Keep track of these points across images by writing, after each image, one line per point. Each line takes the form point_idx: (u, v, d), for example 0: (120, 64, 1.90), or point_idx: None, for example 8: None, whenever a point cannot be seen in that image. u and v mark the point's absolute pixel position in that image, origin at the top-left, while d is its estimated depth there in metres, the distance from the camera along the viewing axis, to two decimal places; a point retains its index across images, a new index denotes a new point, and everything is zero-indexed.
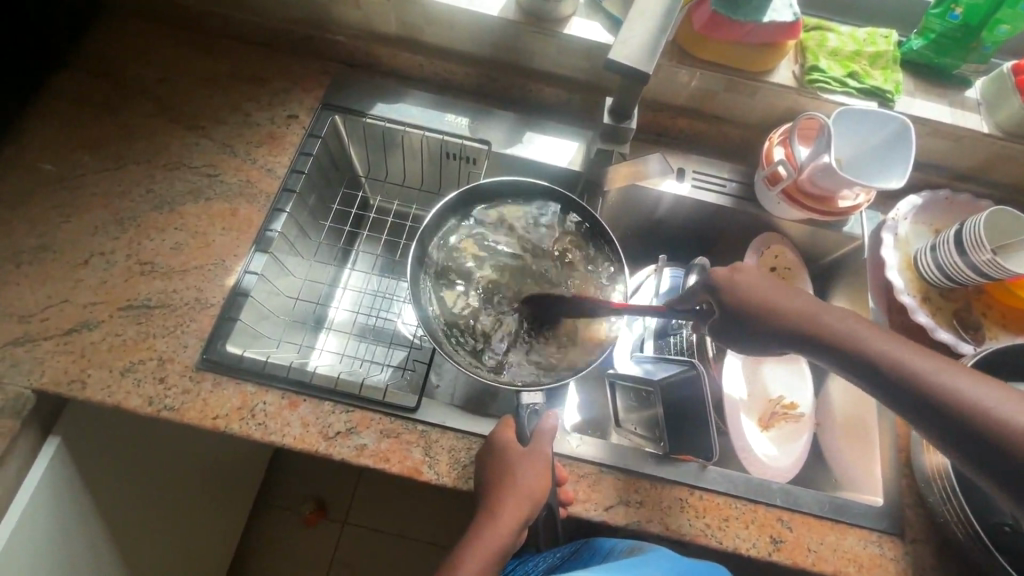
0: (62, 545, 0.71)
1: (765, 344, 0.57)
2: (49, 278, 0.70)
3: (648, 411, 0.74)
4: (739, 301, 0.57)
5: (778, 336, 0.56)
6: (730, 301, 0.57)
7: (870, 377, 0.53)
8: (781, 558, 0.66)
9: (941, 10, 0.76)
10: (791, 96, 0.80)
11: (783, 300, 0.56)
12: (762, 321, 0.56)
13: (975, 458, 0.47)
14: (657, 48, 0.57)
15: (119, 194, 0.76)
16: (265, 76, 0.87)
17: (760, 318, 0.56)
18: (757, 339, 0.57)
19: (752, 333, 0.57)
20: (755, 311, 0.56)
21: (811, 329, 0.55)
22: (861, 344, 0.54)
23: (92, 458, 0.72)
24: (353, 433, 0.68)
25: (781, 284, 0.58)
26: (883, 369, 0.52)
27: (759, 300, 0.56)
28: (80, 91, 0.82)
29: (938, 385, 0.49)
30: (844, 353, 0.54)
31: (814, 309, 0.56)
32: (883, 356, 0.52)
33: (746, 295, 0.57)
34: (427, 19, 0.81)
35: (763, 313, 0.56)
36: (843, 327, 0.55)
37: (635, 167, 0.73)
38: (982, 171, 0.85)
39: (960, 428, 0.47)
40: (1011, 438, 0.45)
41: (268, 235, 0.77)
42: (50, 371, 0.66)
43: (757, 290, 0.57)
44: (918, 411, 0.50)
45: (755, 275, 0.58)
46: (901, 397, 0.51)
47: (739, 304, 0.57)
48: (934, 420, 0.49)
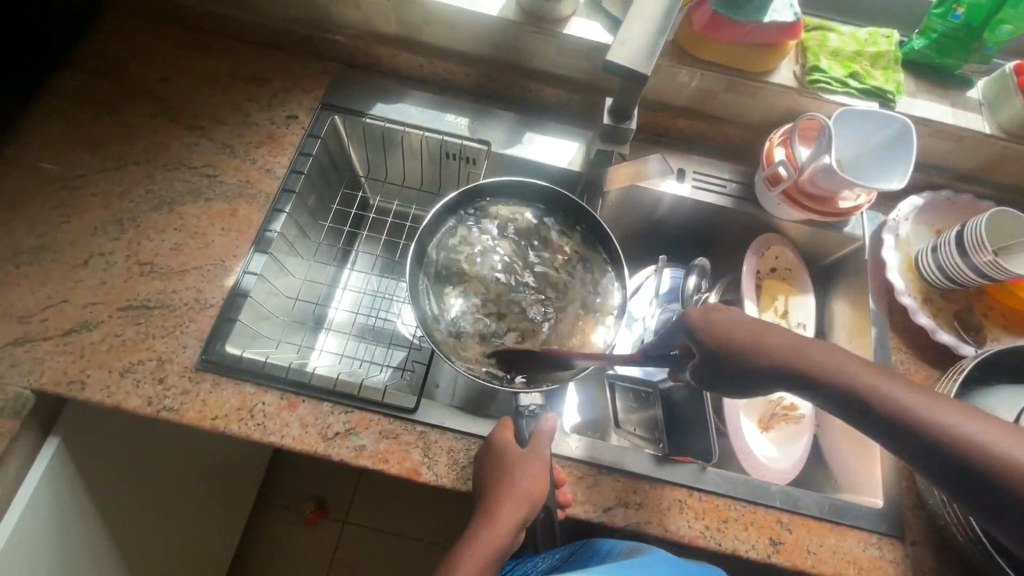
0: (61, 545, 0.71)
1: (751, 388, 0.55)
2: (49, 279, 0.70)
3: (649, 412, 0.78)
4: (721, 343, 0.54)
5: (762, 377, 0.54)
6: (712, 344, 0.54)
7: (861, 417, 0.51)
8: (780, 559, 0.66)
9: (942, 10, 0.75)
10: (792, 96, 0.79)
11: (765, 338, 0.54)
12: (745, 363, 0.54)
13: (976, 495, 0.45)
14: (656, 50, 0.57)
15: (119, 195, 0.76)
16: (264, 76, 0.87)
17: (743, 360, 0.54)
18: (740, 384, 0.55)
19: (738, 373, 0.54)
20: (739, 353, 0.54)
21: (797, 367, 0.53)
22: (851, 383, 0.51)
23: (93, 457, 0.73)
24: (353, 434, 0.68)
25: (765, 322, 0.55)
26: (875, 408, 0.50)
27: (744, 337, 0.54)
28: (80, 91, 0.82)
29: (934, 424, 0.47)
30: (833, 392, 0.52)
31: (800, 345, 0.53)
32: (875, 395, 0.50)
33: (726, 336, 0.54)
34: (426, 19, 0.81)
35: (748, 352, 0.54)
36: (832, 365, 0.52)
37: (635, 166, 0.75)
38: (985, 172, 0.85)
39: (959, 467, 0.46)
40: (1012, 477, 0.43)
41: (267, 236, 0.77)
42: (50, 372, 0.66)
43: (740, 328, 0.54)
44: (915, 450, 0.48)
45: (737, 313, 0.56)
46: (894, 436, 0.49)
47: (720, 346, 0.54)
48: (932, 460, 0.47)
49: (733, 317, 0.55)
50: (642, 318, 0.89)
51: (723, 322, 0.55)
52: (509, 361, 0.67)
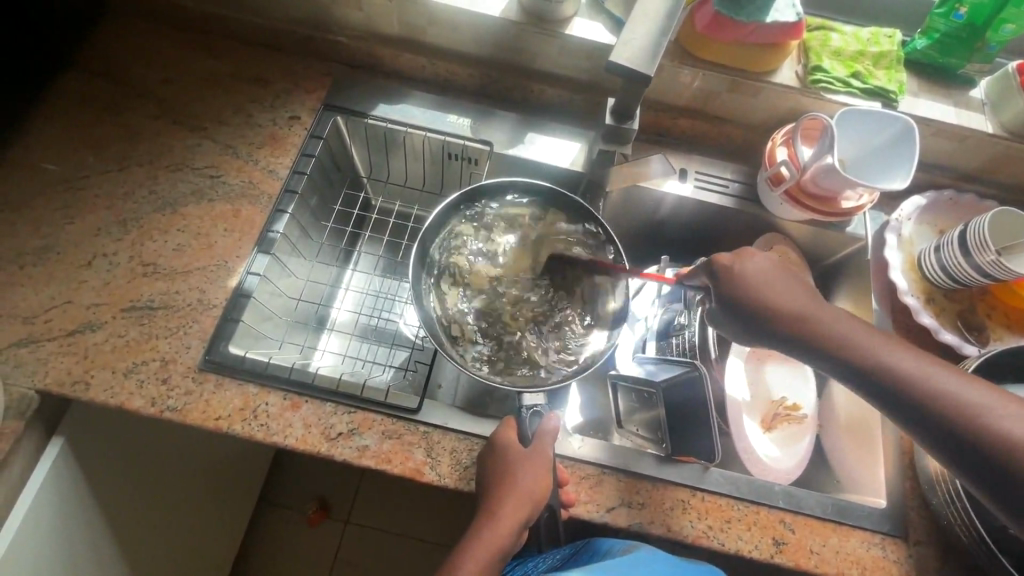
0: (65, 545, 0.72)
1: (764, 344, 0.59)
2: (53, 279, 0.71)
3: (652, 412, 0.75)
4: (741, 294, 0.59)
5: (773, 335, 0.57)
6: (733, 296, 0.59)
7: (863, 383, 0.53)
8: (783, 560, 0.66)
9: (945, 10, 0.75)
10: (794, 96, 0.79)
11: (783, 296, 0.58)
12: (761, 318, 0.58)
13: (968, 462, 0.47)
14: (659, 50, 0.57)
15: (123, 196, 0.77)
16: (267, 77, 0.87)
17: (758, 316, 0.58)
18: (755, 337, 0.59)
19: (752, 327, 0.59)
20: (755, 308, 0.58)
21: (806, 328, 0.56)
22: (859, 347, 0.54)
23: (97, 457, 0.73)
24: (355, 434, 0.68)
25: (783, 283, 0.58)
26: (880, 372, 0.52)
27: (759, 295, 0.58)
28: (83, 91, 0.82)
29: (936, 390, 0.49)
30: (838, 356, 0.54)
31: (814, 308, 0.57)
32: (882, 359, 0.52)
33: (747, 291, 0.59)
34: (428, 19, 0.81)
35: (763, 310, 0.58)
36: (842, 329, 0.55)
37: (638, 168, 0.73)
38: (988, 171, 0.84)
39: (954, 432, 0.48)
40: (1003, 444, 0.45)
41: (270, 236, 0.77)
42: (54, 372, 0.66)
43: (760, 289, 0.58)
44: (913, 417, 0.50)
45: (760, 274, 0.59)
46: (893, 403, 0.51)
47: (739, 299, 0.59)
48: (929, 426, 0.49)
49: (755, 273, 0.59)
50: (644, 319, 0.92)
51: (746, 277, 0.59)
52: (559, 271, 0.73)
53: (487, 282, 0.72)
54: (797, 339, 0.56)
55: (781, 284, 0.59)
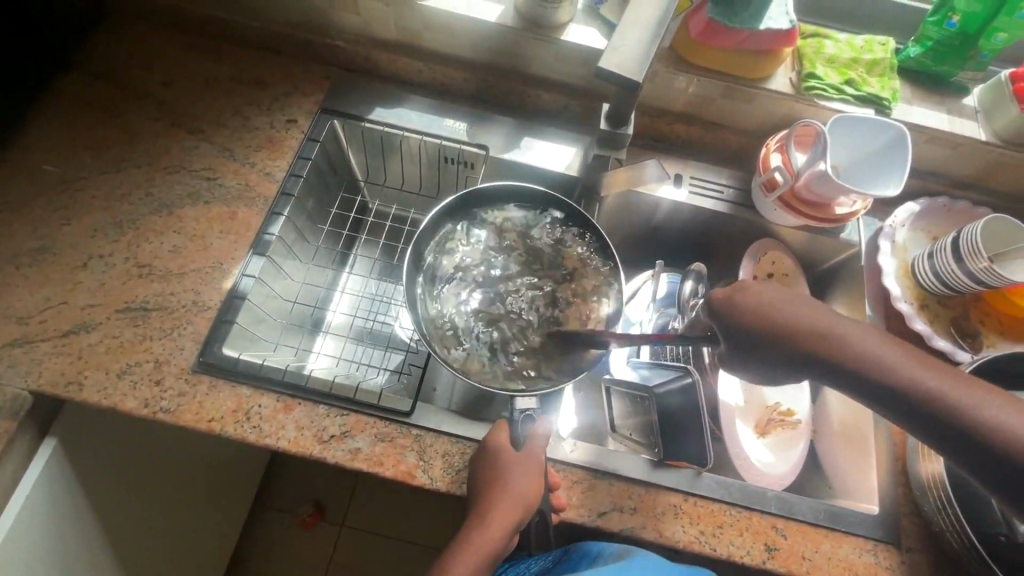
0: (57, 545, 0.72)
1: (775, 371, 0.53)
2: (49, 280, 0.71)
3: (643, 416, 0.77)
4: (751, 324, 0.51)
5: (792, 361, 0.51)
6: (737, 322, 0.52)
7: (892, 402, 0.49)
8: (775, 565, 0.66)
9: (938, 18, 0.76)
10: (788, 102, 0.80)
11: (799, 313, 0.51)
12: (776, 346, 0.51)
13: (995, 478, 0.45)
14: (648, 56, 0.56)
15: (120, 197, 0.77)
16: (267, 80, 0.87)
17: (774, 342, 0.51)
18: (766, 363, 0.52)
19: (764, 355, 0.52)
20: (768, 335, 0.51)
21: (832, 350, 0.50)
22: (889, 369, 0.49)
23: (90, 457, 0.73)
24: (348, 437, 0.68)
25: (798, 299, 0.52)
26: (918, 396, 0.48)
27: (771, 318, 0.51)
28: (83, 93, 0.83)
29: (978, 412, 0.46)
30: (865, 380, 0.50)
31: (834, 325, 0.51)
32: (918, 381, 0.48)
33: (757, 310, 0.52)
34: (425, 24, 0.81)
35: (776, 338, 0.51)
36: (868, 351, 0.50)
37: (633, 172, 0.74)
38: (981, 179, 0.85)
39: (991, 450, 0.45)
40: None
41: (266, 238, 0.77)
42: (48, 372, 0.66)
43: (773, 305, 0.52)
44: (952, 440, 0.47)
45: (764, 294, 0.53)
46: (929, 426, 0.48)
47: (750, 322, 0.51)
48: (965, 444, 0.46)
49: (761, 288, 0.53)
50: (640, 325, 0.90)
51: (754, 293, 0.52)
52: (560, 257, 0.74)
53: (481, 287, 0.73)
54: (819, 363, 0.51)
55: (797, 298, 0.52)
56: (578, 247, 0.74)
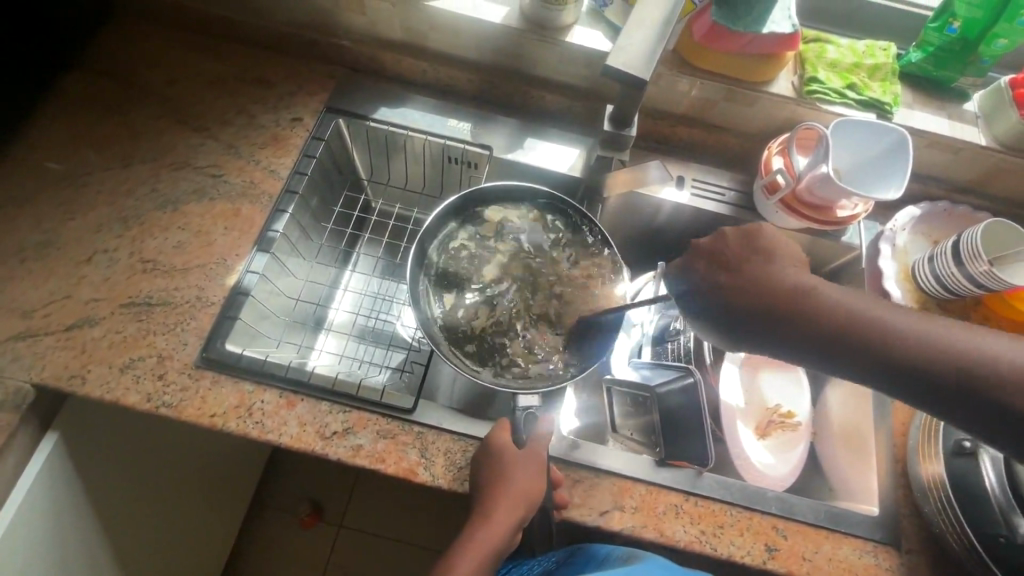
0: (56, 541, 0.71)
1: (757, 342, 0.53)
2: (52, 275, 0.71)
3: (647, 417, 0.77)
4: (739, 292, 0.52)
5: (776, 326, 0.51)
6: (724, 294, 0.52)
7: (886, 364, 0.49)
8: (775, 566, 0.66)
9: (939, 24, 0.77)
10: (790, 106, 0.80)
11: (774, 276, 0.52)
12: (769, 313, 0.51)
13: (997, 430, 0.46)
14: (655, 55, 0.57)
15: (124, 193, 0.77)
16: (272, 79, 0.88)
17: (755, 306, 0.51)
18: (748, 333, 0.52)
19: (758, 325, 0.52)
20: (760, 303, 0.51)
21: (813, 308, 0.51)
22: (868, 321, 0.50)
23: (91, 452, 0.73)
24: (350, 433, 0.68)
25: (772, 261, 0.53)
26: (900, 344, 0.49)
27: (761, 284, 0.52)
28: (89, 90, 0.83)
29: (960, 351, 0.48)
30: (858, 342, 0.50)
31: (818, 289, 0.51)
32: (897, 330, 0.49)
33: (745, 278, 0.52)
34: (431, 24, 0.82)
35: (768, 304, 0.51)
36: (855, 309, 0.51)
37: (636, 172, 0.74)
38: (981, 184, 0.85)
39: (988, 400, 0.46)
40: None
41: (270, 235, 0.78)
42: (52, 366, 0.66)
43: (749, 271, 0.52)
44: (940, 389, 0.48)
45: (748, 260, 0.53)
46: (916, 379, 0.49)
47: (739, 290, 0.52)
48: (966, 399, 0.47)
49: (733, 254, 0.54)
50: (640, 326, 0.91)
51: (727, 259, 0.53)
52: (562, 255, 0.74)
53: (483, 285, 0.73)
54: (801, 325, 0.51)
55: (771, 260, 0.53)
56: (580, 245, 0.74)
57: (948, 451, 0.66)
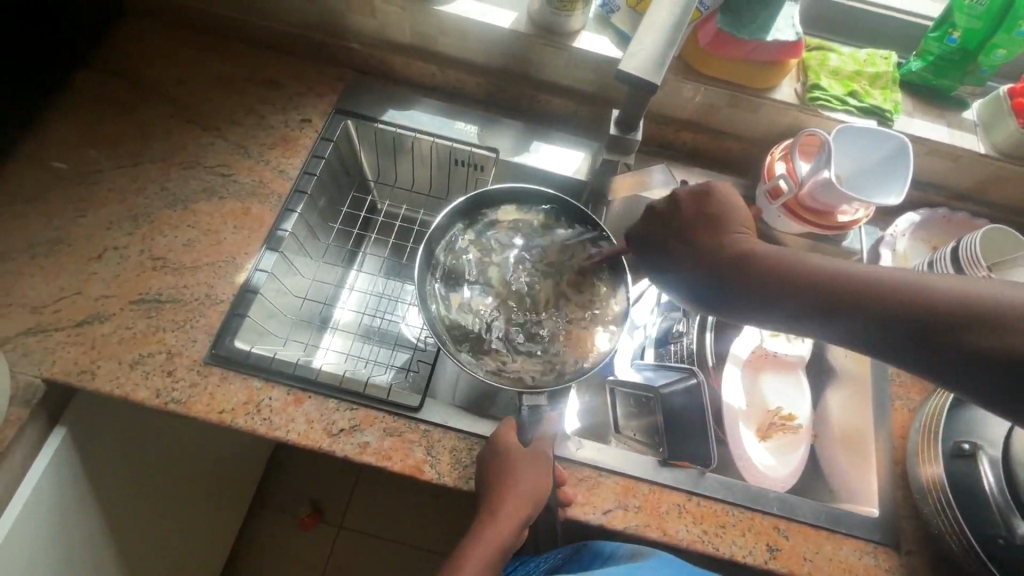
0: (62, 536, 0.72)
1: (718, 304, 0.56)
2: (63, 271, 0.72)
3: (649, 417, 0.77)
4: (704, 261, 0.55)
5: (739, 290, 0.54)
6: (691, 265, 0.56)
7: (859, 322, 0.49)
8: (777, 565, 0.67)
9: (939, 34, 0.78)
10: (793, 112, 0.82)
11: (722, 239, 0.55)
12: (735, 280, 0.54)
13: (985, 386, 0.44)
14: (666, 60, 0.58)
15: (135, 191, 0.78)
16: (281, 80, 0.89)
17: (719, 274, 0.55)
18: (706, 297, 0.56)
19: (729, 291, 0.55)
20: (725, 270, 0.54)
21: (762, 265, 0.53)
22: (819, 272, 0.51)
23: (98, 448, 0.73)
24: (357, 431, 0.69)
25: (730, 228, 0.56)
26: (853, 291, 0.49)
27: (726, 253, 0.55)
28: (100, 89, 0.84)
29: (916, 292, 0.47)
30: (828, 301, 0.50)
31: (788, 256, 0.53)
32: (850, 278, 0.50)
33: (714, 250, 0.55)
34: (440, 29, 0.83)
35: (735, 271, 0.54)
36: (825, 270, 0.51)
37: (639, 178, 0.77)
38: (979, 191, 0.87)
39: (969, 353, 0.44)
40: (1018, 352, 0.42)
41: (279, 234, 0.78)
42: (62, 361, 0.67)
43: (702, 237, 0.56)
44: (898, 334, 0.47)
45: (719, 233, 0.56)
46: (892, 333, 0.48)
47: (706, 259, 0.55)
48: (946, 354, 0.45)
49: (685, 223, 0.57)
50: (643, 328, 0.92)
51: (676, 227, 0.57)
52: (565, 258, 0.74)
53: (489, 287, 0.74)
54: (751, 281, 0.53)
55: (722, 225, 0.56)
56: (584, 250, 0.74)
57: (947, 452, 0.67)
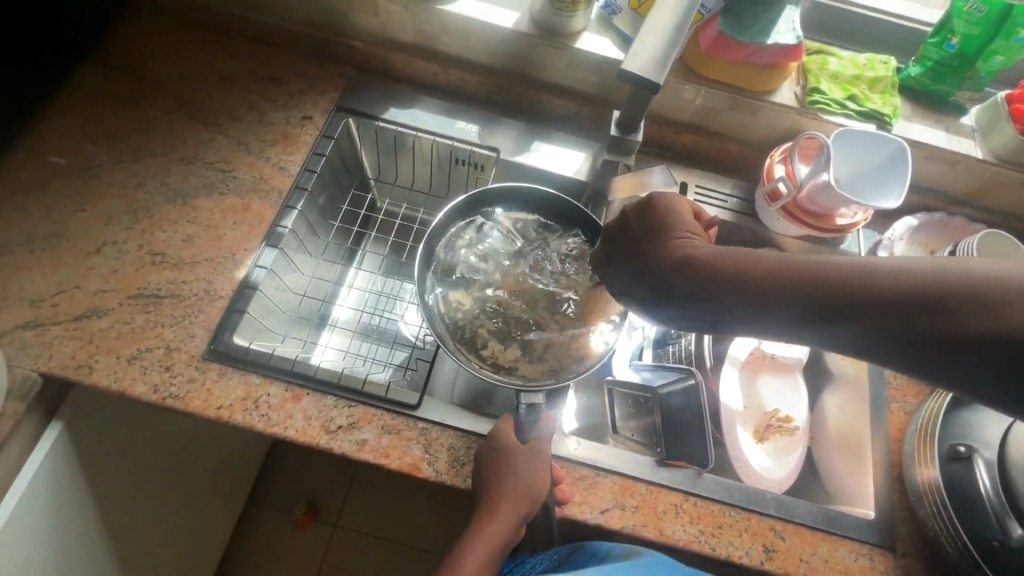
0: (56, 532, 0.71)
1: (669, 314, 0.49)
2: (63, 265, 0.72)
3: (648, 418, 0.77)
4: (661, 271, 0.48)
5: (702, 300, 0.46)
6: (648, 274, 0.49)
7: (850, 323, 0.40)
8: (773, 567, 0.67)
9: (938, 39, 0.79)
10: (793, 115, 0.82)
11: (669, 247, 0.49)
12: (696, 288, 0.46)
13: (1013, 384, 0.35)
14: (669, 61, 0.58)
15: (135, 186, 0.78)
16: (283, 77, 0.89)
17: (680, 284, 0.47)
18: (656, 305, 0.49)
19: (694, 301, 0.46)
20: (686, 277, 0.46)
21: (708, 267, 0.46)
22: (775, 266, 0.43)
23: (95, 443, 0.73)
24: (355, 428, 0.69)
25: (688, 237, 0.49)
26: (812, 282, 0.41)
27: (685, 259, 0.47)
28: (100, 84, 0.84)
29: (886, 277, 0.39)
30: (805, 301, 0.41)
31: (755, 256, 0.45)
32: (809, 267, 0.42)
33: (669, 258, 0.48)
34: (443, 28, 0.83)
35: (696, 278, 0.46)
36: (799, 264, 0.42)
37: (637, 178, 0.77)
38: (977, 196, 0.87)
39: (987, 347, 0.35)
40: None
41: (278, 231, 0.78)
42: (59, 356, 0.67)
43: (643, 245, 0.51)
44: (870, 328, 0.39)
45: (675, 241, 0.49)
46: (891, 332, 0.38)
47: (663, 268, 0.48)
48: (958, 351, 0.36)
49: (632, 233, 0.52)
50: (642, 329, 0.91)
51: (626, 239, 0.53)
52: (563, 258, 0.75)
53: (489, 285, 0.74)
54: (702, 286, 0.46)
55: (667, 230, 0.50)
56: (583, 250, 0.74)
57: (944, 456, 0.67)
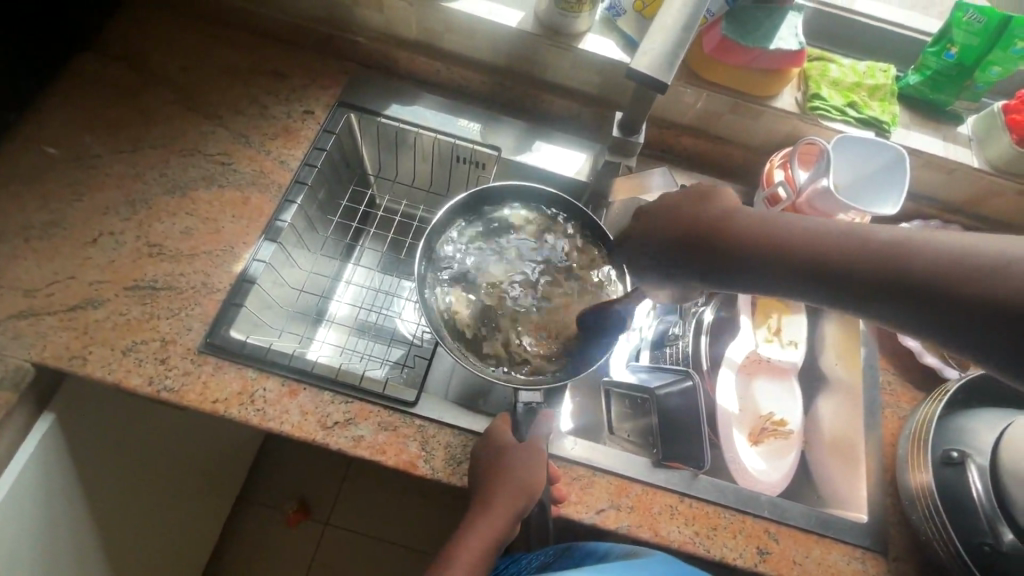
0: (45, 524, 0.70)
1: (687, 278, 0.52)
2: (58, 255, 0.71)
3: (644, 418, 0.77)
4: (681, 233, 0.52)
5: (719, 259, 0.50)
6: (669, 235, 0.53)
7: (851, 284, 0.44)
8: (767, 569, 0.67)
9: (938, 48, 0.80)
10: (792, 121, 0.83)
11: (697, 210, 0.52)
12: (715, 248, 0.50)
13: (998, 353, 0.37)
14: (677, 61, 0.58)
15: (133, 177, 0.77)
16: (286, 71, 0.88)
17: (699, 244, 0.51)
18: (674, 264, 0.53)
19: (710, 260, 0.50)
20: (706, 239, 0.50)
21: (730, 231, 0.50)
22: (794, 231, 0.47)
23: (87, 435, 0.72)
24: (352, 424, 0.69)
25: (716, 204, 0.53)
26: (825, 247, 0.45)
27: (709, 224, 0.51)
28: (101, 73, 0.83)
29: (883, 254, 0.43)
30: (813, 262, 0.46)
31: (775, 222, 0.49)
32: (817, 243, 0.46)
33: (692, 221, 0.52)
34: (448, 26, 0.84)
35: (716, 240, 0.50)
36: (813, 230, 0.47)
37: (638, 180, 0.77)
38: (971, 205, 0.88)
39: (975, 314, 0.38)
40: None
41: (278, 225, 0.78)
42: (52, 346, 0.66)
43: (655, 215, 0.55)
44: (873, 291, 0.43)
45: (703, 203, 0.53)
46: (888, 295, 0.42)
47: (683, 229, 0.52)
48: (950, 316, 0.39)
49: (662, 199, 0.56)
50: (638, 329, 0.92)
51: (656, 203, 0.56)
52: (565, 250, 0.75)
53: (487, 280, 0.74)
54: (721, 252, 0.50)
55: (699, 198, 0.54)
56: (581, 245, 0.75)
57: (936, 461, 0.68)
